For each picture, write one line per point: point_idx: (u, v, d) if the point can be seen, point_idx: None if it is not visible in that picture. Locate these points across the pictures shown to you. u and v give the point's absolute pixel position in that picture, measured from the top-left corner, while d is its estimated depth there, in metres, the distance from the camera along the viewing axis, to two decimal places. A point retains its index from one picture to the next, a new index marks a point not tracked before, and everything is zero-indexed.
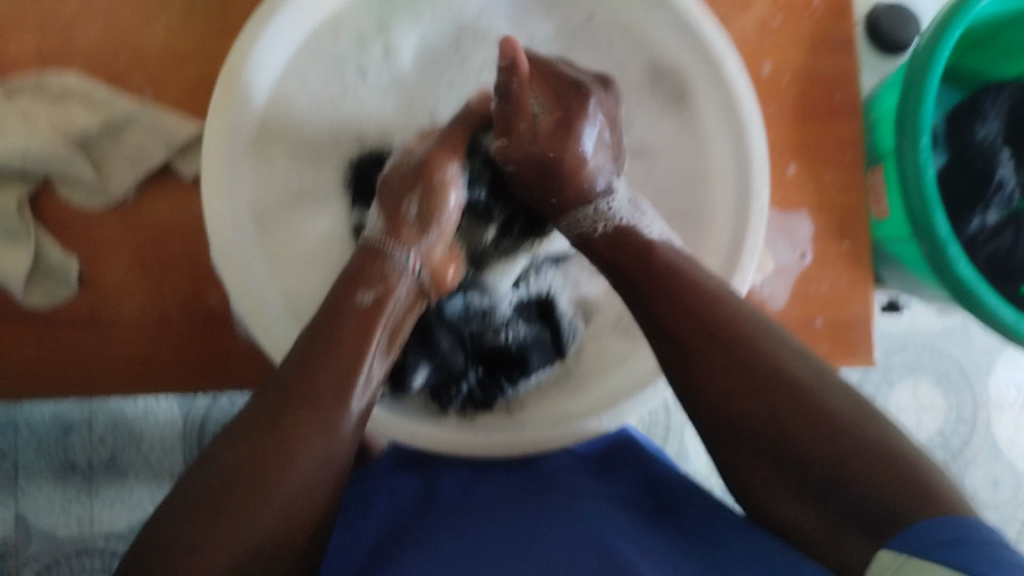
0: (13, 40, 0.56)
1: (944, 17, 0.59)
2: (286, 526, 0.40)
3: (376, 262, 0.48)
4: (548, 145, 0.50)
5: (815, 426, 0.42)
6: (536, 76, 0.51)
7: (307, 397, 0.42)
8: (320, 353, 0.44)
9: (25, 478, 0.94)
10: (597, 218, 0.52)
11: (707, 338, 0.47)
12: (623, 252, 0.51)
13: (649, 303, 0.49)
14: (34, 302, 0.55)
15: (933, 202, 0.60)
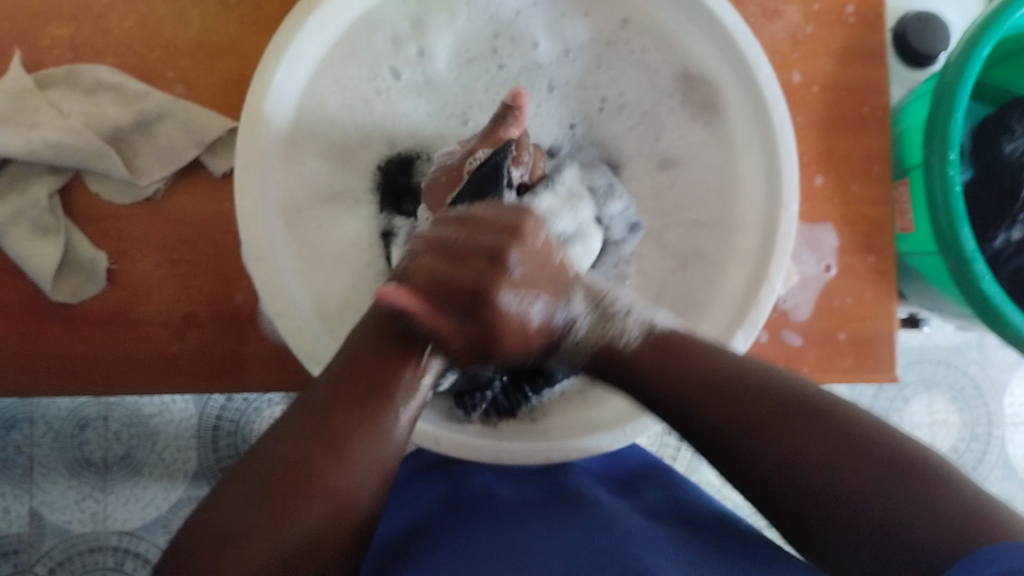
0: (48, 32, 0.57)
1: (976, 30, 0.59)
2: (336, 522, 0.38)
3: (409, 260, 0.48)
4: (489, 350, 0.44)
5: (852, 464, 0.36)
6: (430, 277, 0.43)
7: (361, 393, 0.41)
8: (367, 350, 0.42)
9: (40, 474, 0.94)
10: (575, 352, 0.47)
11: (699, 382, 0.42)
12: (614, 350, 0.45)
13: (641, 373, 0.44)
14: (61, 296, 0.55)
15: (960, 218, 0.60)
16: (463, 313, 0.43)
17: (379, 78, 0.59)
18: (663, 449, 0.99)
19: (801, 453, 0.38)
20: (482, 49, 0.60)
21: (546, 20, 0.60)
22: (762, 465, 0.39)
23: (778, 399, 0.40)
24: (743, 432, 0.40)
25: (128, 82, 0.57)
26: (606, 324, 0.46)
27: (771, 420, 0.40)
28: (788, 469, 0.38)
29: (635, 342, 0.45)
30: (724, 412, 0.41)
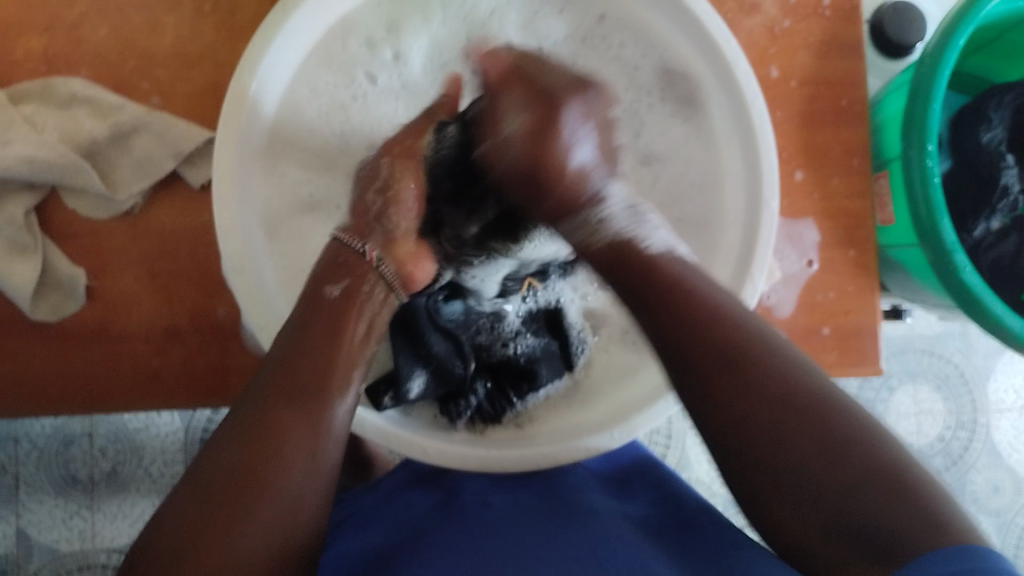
0: (20, 46, 0.56)
1: (950, 22, 0.59)
2: (288, 525, 0.39)
3: (338, 255, 0.51)
4: (528, 152, 0.45)
5: (816, 432, 0.37)
6: (516, 76, 0.47)
7: (292, 391, 0.43)
8: (295, 350, 0.45)
9: (26, 493, 0.93)
10: (596, 227, 0.48)
11: (692, 329, 0.43)
12: (626, 267, 0.46)
13: (647, 302, 0.45)
14: (41, 315, 0.55)
15: (940, 210, 0.60)
16: (523, 99, 0.46)
17: (355, 83, 0.58)
18: (653, 446, 1.00)
19: (769, 413, 0.38)
20: (455, 52, 0.59)
21: (520, 19, 0.60)
22: (730, 417, 0.40)
23: (767, 363, 0.40)
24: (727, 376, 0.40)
25: (103, 95, 0.56)
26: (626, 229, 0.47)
27: (755, 372, 0.40)
28: (754, 423, 0.39)
29: (653, 253, 0.46)
30: (716, 357, 0.41)
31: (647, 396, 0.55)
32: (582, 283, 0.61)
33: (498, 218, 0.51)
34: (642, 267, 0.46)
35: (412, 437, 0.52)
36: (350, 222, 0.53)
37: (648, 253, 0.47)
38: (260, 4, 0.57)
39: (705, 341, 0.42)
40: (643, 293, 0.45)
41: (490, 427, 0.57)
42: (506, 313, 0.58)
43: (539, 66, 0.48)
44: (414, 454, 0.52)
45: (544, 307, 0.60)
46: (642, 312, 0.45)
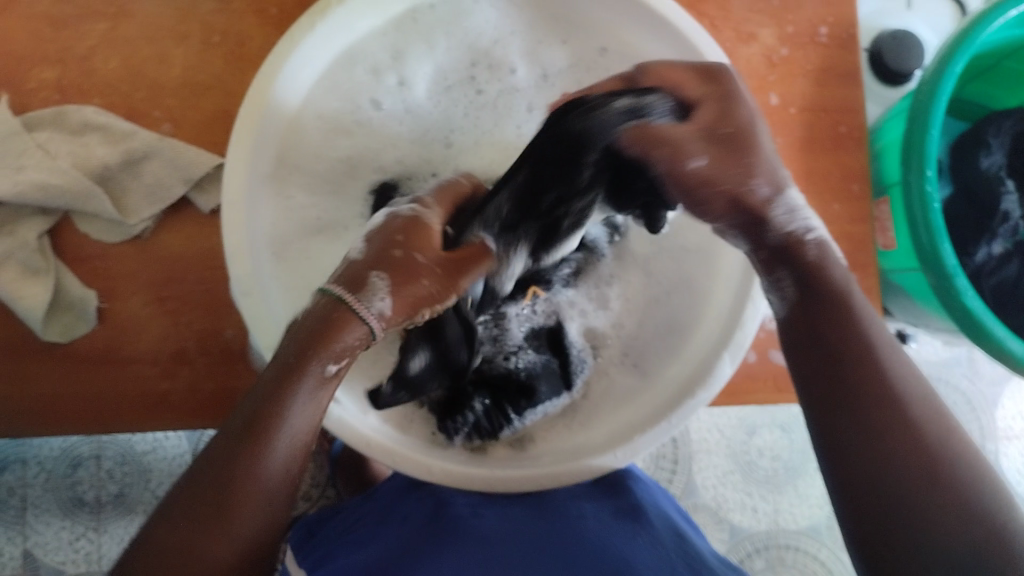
0: (34, 74, 0.58)
1: (945, 50, 0.60)
2: (257, 543, 0.41)
3: (345, 324, 0.41)
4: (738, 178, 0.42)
5: (942, 484, 0.38)
6: (693, 76, 0.45)
7: (250, 465, 0.40)
8: (276, 399, 0.40)
9: (34, 514, 0.94)
10: (795, 223, 0.44)
11: (861, 378, 0.41)
12: (817, 287, 0.43)
13: (810, 332, 0.44)
14: (51, 337, 0.56)
15: (940, 233, 0.61)
16: (692, 85, 0.45)
17: (359, 109, 0.59)
18: (659, 471, 1.00)
19: (913, 464, 0.39)
20: (461, 77, 0.61)
21: (523, 47, 0.61)
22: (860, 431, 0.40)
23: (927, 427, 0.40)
24: (875, 428, 0.40)
25: (115, 122, 0.57)
26: (791, 221, 0.43)
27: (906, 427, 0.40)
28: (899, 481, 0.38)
29: (842, 271, 0.44)
30: (869, 410, 0.40)
31: (651, 417, 0.55)
32: (580, 300, 0.62)
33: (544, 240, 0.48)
34: (834, 295, 0.43)
35: (411, 453, 0.52)
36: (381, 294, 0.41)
37: (837, 272, 0.44)
38: (269, 32, 0.58)
39: (860, 359, 0.42)
40: (817, 302, 0.43)
41: (488, 444, 0.57)
42: (511, 328, 0.59)
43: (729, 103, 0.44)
44: (418, 473, 0.52)
45: (545, 325, 0.61)
46: (813, 343, 0.43)
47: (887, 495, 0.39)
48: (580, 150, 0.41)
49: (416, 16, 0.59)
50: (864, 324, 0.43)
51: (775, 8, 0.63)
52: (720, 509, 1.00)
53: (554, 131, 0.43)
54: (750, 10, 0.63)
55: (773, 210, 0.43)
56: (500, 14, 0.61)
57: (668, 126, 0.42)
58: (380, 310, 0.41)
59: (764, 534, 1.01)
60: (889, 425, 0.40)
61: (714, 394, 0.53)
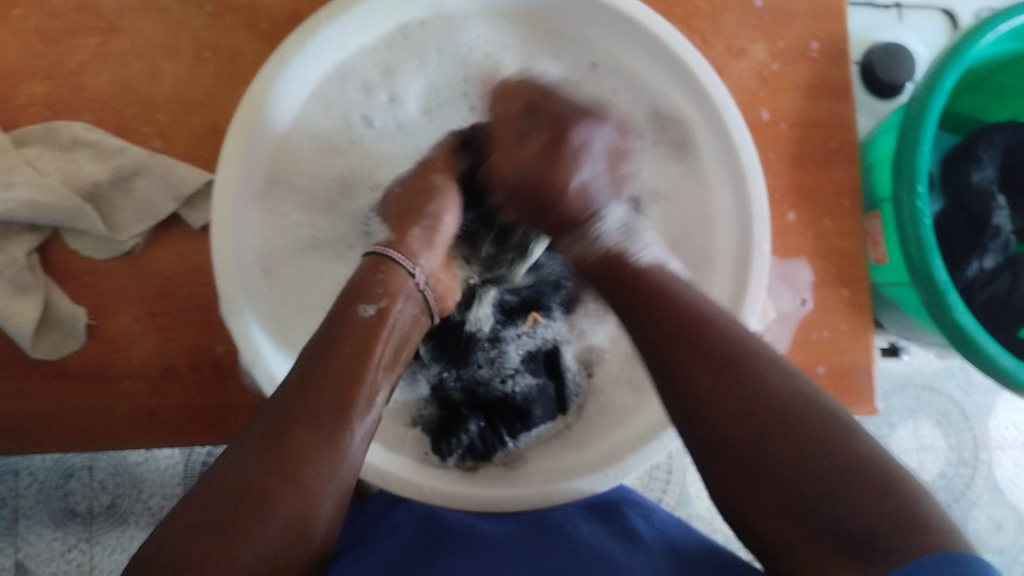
0: (23, 90, 0.58)
1: (936, 67, 0.60)
2: (293, 535, 0.40)
3: (381, 271, 0.52)
4: (544, 174, 0.52)
5: (789, 422, 0.39)
6: (516, 119, 0.54)
7: (311, 419, 0.43)
8: (319, 382, 0.45)
9: (25, 525, 0.93)
10: (596, 244, 0.52)
11: (694, 349, 0.44)
12: (624, 275, 0.49)
13: (627, 304, 0.49)
14: (41, 353, 0.55)
15: (931, 249, 0.61)
16: (544, 121, 0.53)
17: (351, 127, 0.59)
18: (652, 482, 1.00)
19: (765, 417, 0.39)
20: (452, 92, 0.61)
21: (514, 60, 0.60)
22: (723, 411, 0.41)
23: (767, 372, 0.41)
24: (729, 401, 0.41)
25: (105, 139, 0.57)
26: (625, 241, 0.51)
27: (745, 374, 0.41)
28: (744, 423, 0.40)
29: (644, 261, 0.50)
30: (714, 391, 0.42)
31: (645, 434, 0.55)
32: (580, 322, 0.63)
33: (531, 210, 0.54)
34: (630, 281, 0.49)
35: (402, 473, 0.53)
36: (389, 235, 0.55)
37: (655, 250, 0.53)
38: (260, 49, 0.58)
39: (683, 341, 0.44)
40: (631, 300, 0.48)
41: (482, 465, 0.57)
42: (508, 350, 0.61)
43: (549, 100, 0.54)
44: (408, 491, 0.52)
45: (542, 349, 0.62)
46: (633, 318, 0.48)
47: (759, 451, 0.39)
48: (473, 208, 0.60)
49: (407, 33, 0.59)
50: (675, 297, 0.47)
51: (767, 24, 0.63)
52: (714, 518, 1.01)
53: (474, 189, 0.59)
54: (740, 25, 0.63)
55: (587, 149, 0.53)
56: (493, 32, 0.60)
57: (527, 145, 0.53)
58: (405, 258, 0.53)
59: None
60: (736, 397, 0.41)
61: None
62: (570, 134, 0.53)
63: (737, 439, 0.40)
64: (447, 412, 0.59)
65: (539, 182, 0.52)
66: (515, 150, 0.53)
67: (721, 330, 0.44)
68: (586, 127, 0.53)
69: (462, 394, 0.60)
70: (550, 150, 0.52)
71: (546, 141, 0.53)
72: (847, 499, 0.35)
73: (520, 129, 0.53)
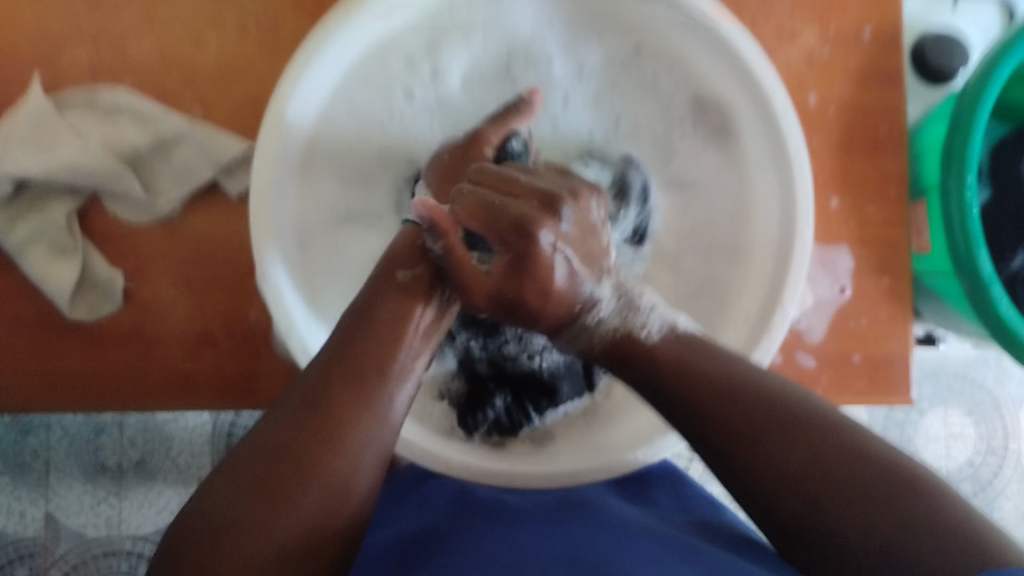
0: (64, 52, 0.57)
1: (994, 56, 0.58)
2: (330, 505, 0.39)
3: (416, 238, 0.51)
4: (518, 291, 0.48)
5: (819, 449, 0.40)
6: (467, 205, 0.47)
7: (352, 380, 0.43)
8: (352, 354, 0.44)
9: (57, 479, 0.95)
10: (595, 335, 0.50)
11: (701, 392, 0.44)
12: (628, 347, 0.48)
13: (632, 369, 0.48)
14: (78, 314, 0.56)
15: (977, 241, 0.59)
16: (530, 199, 0.48)
17: (392, 100, 0.59)
18: (675, 461, 0.99)
19: (790, 447, 0.40)
20: (497, 71, 0.61)
21: (559, 42, 0.61)
22: (746, 447, 0.42)
23: (783, 406, 0.42)
24: (750, 437, 0.42)
25: (146, 105, 0.57)
26: (628, 317, 0.49)
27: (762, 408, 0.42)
28: (768, 455, 0.41)
29: (650, 346, 0.48)
30: (733, 430, 0.42)
31: (674, 416, 0.54)
32: None
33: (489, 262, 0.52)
34: (638, 356, 0.48)
35: (430, 446, 0.53)
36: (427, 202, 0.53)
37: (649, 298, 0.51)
38: (301, 18, 0.57)
39: (693, 384, 0.45)
40: (634, 359, 0.48)
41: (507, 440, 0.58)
42: None
43: (503, 196, 0.47)
44: (436, 466, 0.52)
45: None
46: (648, 392, 0.47)
47: (795, 481, 0.40)
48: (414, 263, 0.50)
49: (453, 10, 0.57)
50: (682, 346, 0.47)
51: (819, 6, 0.61)
52: (736, 499, 1.01)
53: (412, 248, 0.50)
54: (793, 4, 0.61)
55: (575, 289, 0.48)
56: (537, 9, 0.59)
57: (476, 273, 0.48)
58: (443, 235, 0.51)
59: None
60: (756, 432, 0.42)
61: None
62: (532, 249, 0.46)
63: (764, 476, 0.41)
64: (473, 386, 0.59)
65: (519, 289, 0.48)
66: (477, 273, 0.48)
67: (730, 372, 0.45)
68: (563, 212, 0.47)
69: (489, 367, 0.60)
70: (518, 268, 0.47)
71: (508, 259, 0.47)
72: (896, 512, 0.37)
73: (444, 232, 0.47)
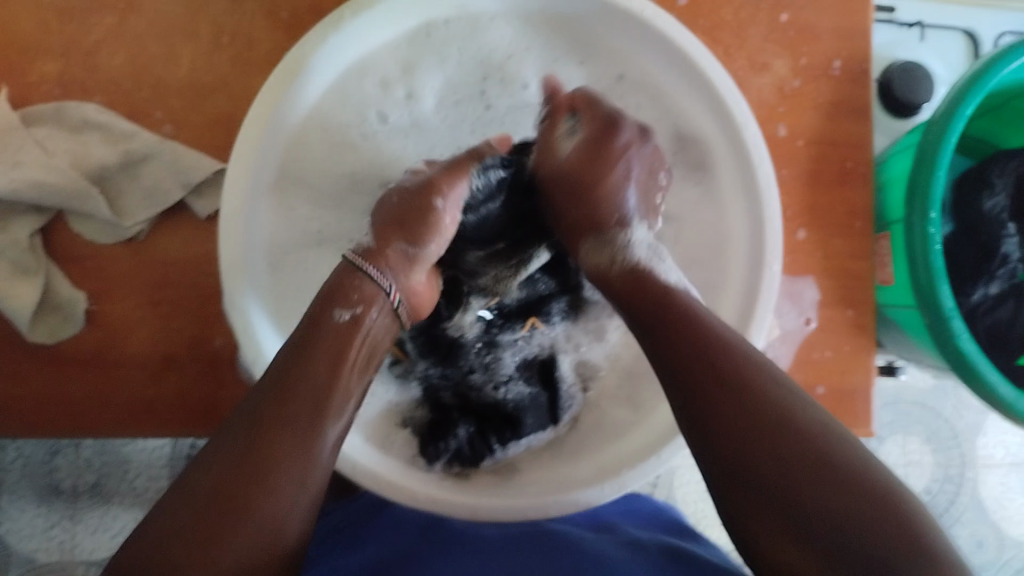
0: (33, 67, 0.56)
1: (957, 91, 0.60)
2: (267, 544, 0.39)
3: (352, 279, 0.49)
4: (580, 181, 0.54)
5: (814, 459, 0.39)
6: (584, 98, 0.56)
7: (286, 415, 0.42)
8: (290, 379, 0.44)
9: (8, 500, 0.92)
10: (616, 254, 0.53)
11: (699, 359, 0.45)
12: (640, 297, 0.50)
13: (636, 314, 0.50)
14: (38, 338, 0.54)
15: (939, 275, 0.61)
16: (594, 121, 0.55)
17: (366, 122, 0.58)
18: None
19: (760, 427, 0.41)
20: (471, 91, 0.60)
21: (539, 62, 0.60)
22: (735, 426, 0.41)
23: (804, 431, 0.40)
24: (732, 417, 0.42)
25: (115, 121, 0.56)
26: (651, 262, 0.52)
27: (753, 403, 0.42)
28: (750, 452, 0.40)
29: (670, 283, 0.51)
30: (716, 391, 0.43)
31: (641, 451, 0.54)
32: (577, 335, 0.63)
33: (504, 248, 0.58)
34: (656, 298, 0.49)
35: (387, 473, 0.52)
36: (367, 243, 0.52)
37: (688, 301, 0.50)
38: (276, 38, 0.57)
39: (694, 356, 0.45)
40: (652, 319, 0.49)
41: (469, 471, 0.57)
42: (504, 355, 0.60)
43: (601, 103, 0.56)
44: (403, 499, 0.52)
45: (537, 356, 0.61)
46: (651, 336, 0.49)
47: (785, 475, 0.39)
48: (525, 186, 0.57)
49: (429, 30, 0.58)
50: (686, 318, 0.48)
51: (790, 39, 0.63)
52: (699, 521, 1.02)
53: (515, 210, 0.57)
54: (764, 39, 0.62)
55: (625, 219, 0.54)
56: (516, 35, 0.59)
57: (569, 157, 0.55)
58: (380, 269, 0.50)
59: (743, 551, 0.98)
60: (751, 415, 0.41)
61: None
62: (619, 142, 0.54)
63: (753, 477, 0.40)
64: (438, 415, 0.59)
65: (575, 196, 0.54)
66: (555, 143, 0.56)
67: (726, 346, 0.45)
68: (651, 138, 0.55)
69: (454, 397, 0.60)
70: (597, 160, 0.54)
71: (591, 137, 0.54)
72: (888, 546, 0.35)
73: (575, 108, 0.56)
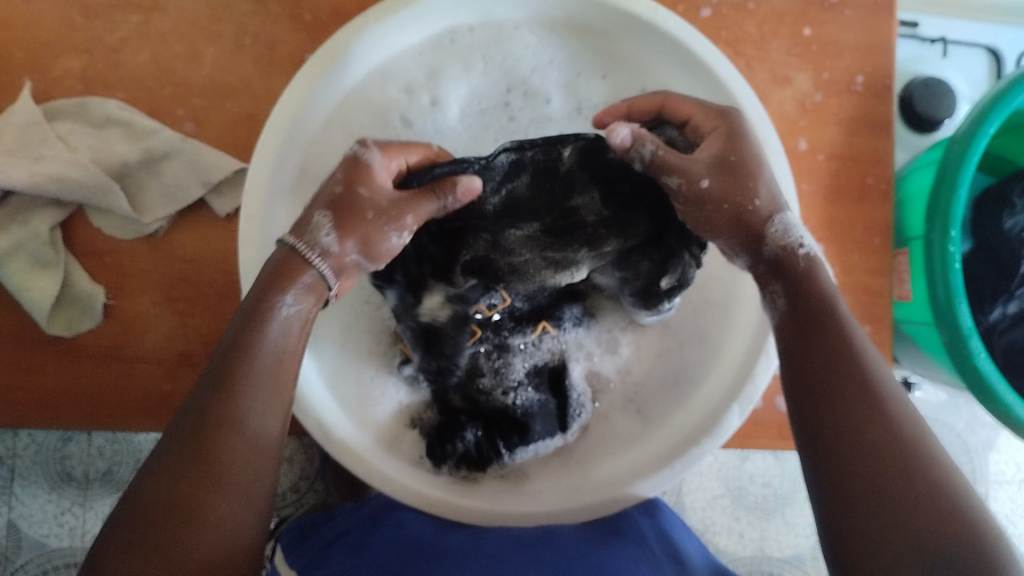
0: (58, 62, 0.57)
1: (981, 109, 0.59)
2: (220, 555, 0.38)
3: (293, 275, 0.44)
4: (738, 184, 0.46)
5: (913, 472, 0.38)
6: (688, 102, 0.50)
7: (232, 411, 0.40)
8: (237, 370, 0.41)
9: (21, 486, 0.93)
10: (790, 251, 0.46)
11: (830, 347, 0.43)
12: (807, 288, 0.45)
13: (789, 302, 0.45)
14: (56, 331, 0.55)
15: (958, 292, 0.60)
16: (709, 115, 0.49)
17: (389, 126, 0.59)
18: None
19: (867, 435, 0.39)
20: (495, 102, 0.60)
21: (560, 79, 0.61)
22: (836, 426, 0.40)
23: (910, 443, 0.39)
24: (842, 419, 0.40)
25: (138, 119, 0.56)
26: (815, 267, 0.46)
27: (878, 412, 0.40)
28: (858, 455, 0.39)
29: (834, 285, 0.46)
30: (830, 390, 0.41)
31: (652, 464, 0.54)
32: (588, 343, 0.62)
33: (545, 231, 0.49)
34: (818, 299, 0.44)
35: (395, 474, 0.52)
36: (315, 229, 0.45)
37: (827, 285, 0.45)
38: (301, 39, 0.57)
39: (818, 352, 0.43)
40: (811, 321, 0.44)
41: (476, 474, 0.56)
42: (514, 361, 0.58)
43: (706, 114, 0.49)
44: (413, 500, 0.52)
45: (548, 363, 0.60)
46: (795, 335, 0.44)
47: (885, 484, 0.38)
48: (564, 182, 0.49)
49: (453, 37, 0.58)
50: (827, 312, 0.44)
51: (813, 53, 0.62)
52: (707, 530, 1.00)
53: (537, 191, 0.49)
54: (787, 53, 0.62)
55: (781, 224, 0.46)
56: (540, 42, 0.60)
57: (700, 152, 0.47)
58: (329, 268, 0.45)
59: (748, 561, 0.97)
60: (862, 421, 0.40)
61: (716, 446, 0.52)
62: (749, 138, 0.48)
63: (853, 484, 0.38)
64: (446, 419, 0.58)
65: (734, 192, 0.46)
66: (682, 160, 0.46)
67: (844, 343, 0.43)
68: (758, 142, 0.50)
69: (463, 401, 0.58)
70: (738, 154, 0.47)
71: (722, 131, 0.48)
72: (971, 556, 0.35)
73: (680, 118, 0.51)
